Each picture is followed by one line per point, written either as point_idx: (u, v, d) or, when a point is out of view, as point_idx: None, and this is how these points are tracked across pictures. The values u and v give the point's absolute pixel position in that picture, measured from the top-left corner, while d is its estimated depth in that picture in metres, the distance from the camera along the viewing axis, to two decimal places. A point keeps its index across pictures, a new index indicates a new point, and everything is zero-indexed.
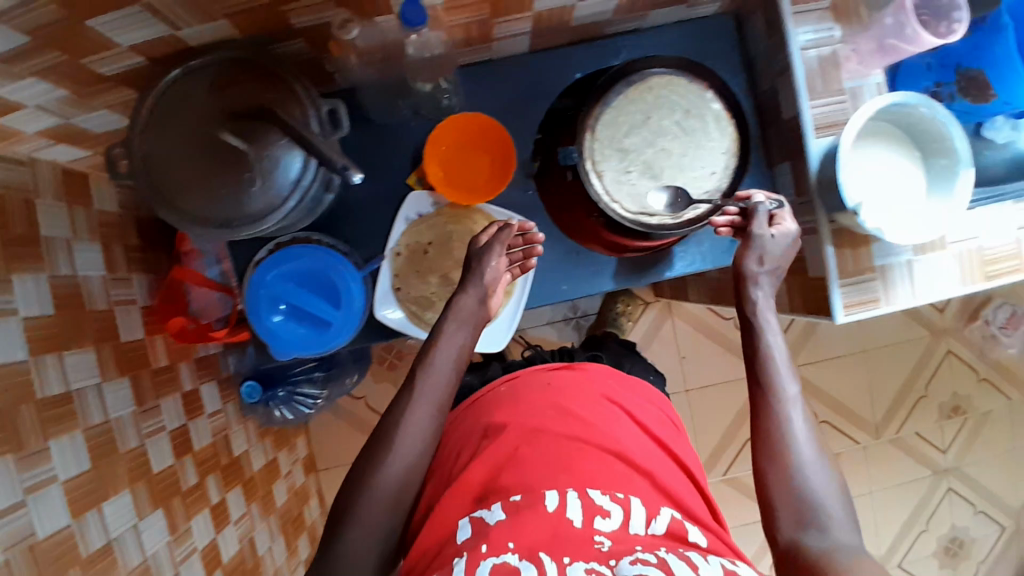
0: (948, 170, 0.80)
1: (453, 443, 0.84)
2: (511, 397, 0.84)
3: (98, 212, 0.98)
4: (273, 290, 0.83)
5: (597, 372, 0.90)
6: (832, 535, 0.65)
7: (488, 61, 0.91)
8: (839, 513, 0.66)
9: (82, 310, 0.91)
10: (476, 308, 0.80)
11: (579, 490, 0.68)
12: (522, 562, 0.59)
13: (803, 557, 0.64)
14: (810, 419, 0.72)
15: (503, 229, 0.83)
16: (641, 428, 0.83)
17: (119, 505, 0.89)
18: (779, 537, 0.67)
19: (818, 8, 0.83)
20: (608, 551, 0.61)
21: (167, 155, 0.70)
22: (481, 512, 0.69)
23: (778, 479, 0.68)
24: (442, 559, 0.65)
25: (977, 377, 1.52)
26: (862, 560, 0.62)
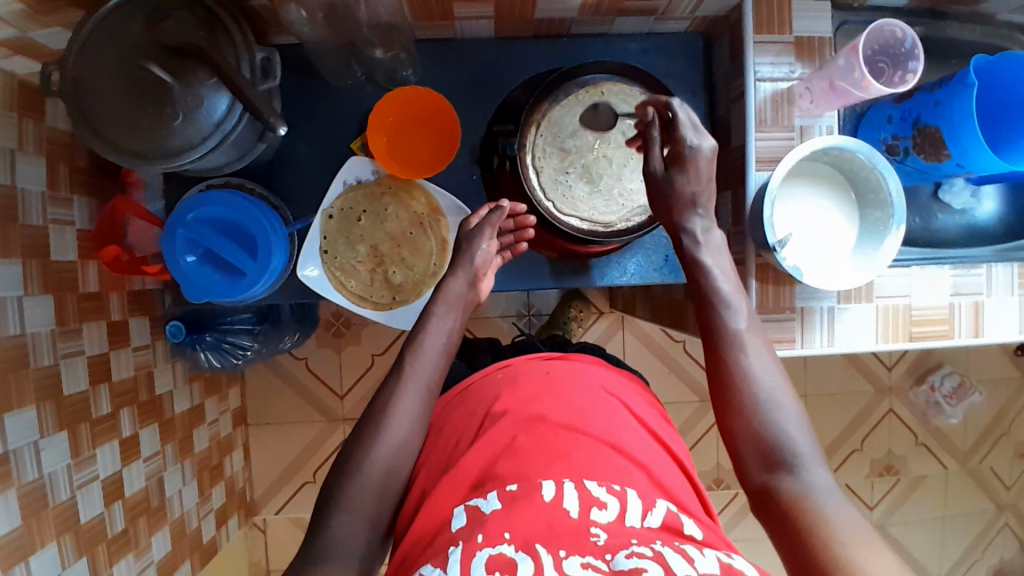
0: (880, 223, 0.80)
1: (449, 428, 0.78)
2: (508, 384, 0.79)
3: (50, 128, 0.98)
4: (191, 233, 0.81)
5: (591, 364, 0.85)
6: (806, 476, 0.65)
7: (451, 41, 0.91)
8: (811, 452, 0.67)
9: (13, 223, 0.90)
10: (465, 291, 0.84)
11: (576, 480, 0.65)
12: (518, 553, 0.58)
13: (778, 500, 0.64)
14: (788, 403, 0.70)
15: (492, 211, 0.85)
16: (639, 422, 0.79)
17: (22, 420, 0.90)
18: (757, 483, 0.67)
19: (780, 42, 0.84)
20: (604, 545, 0.60)
21: (93, 77, 0.70)
22: (476, 500, 0.66)
23: (749, 435, 0.69)
24: (434, 548, 0.63)
25: (915, 440, 1.51)
26: (836, 501, 0.63)
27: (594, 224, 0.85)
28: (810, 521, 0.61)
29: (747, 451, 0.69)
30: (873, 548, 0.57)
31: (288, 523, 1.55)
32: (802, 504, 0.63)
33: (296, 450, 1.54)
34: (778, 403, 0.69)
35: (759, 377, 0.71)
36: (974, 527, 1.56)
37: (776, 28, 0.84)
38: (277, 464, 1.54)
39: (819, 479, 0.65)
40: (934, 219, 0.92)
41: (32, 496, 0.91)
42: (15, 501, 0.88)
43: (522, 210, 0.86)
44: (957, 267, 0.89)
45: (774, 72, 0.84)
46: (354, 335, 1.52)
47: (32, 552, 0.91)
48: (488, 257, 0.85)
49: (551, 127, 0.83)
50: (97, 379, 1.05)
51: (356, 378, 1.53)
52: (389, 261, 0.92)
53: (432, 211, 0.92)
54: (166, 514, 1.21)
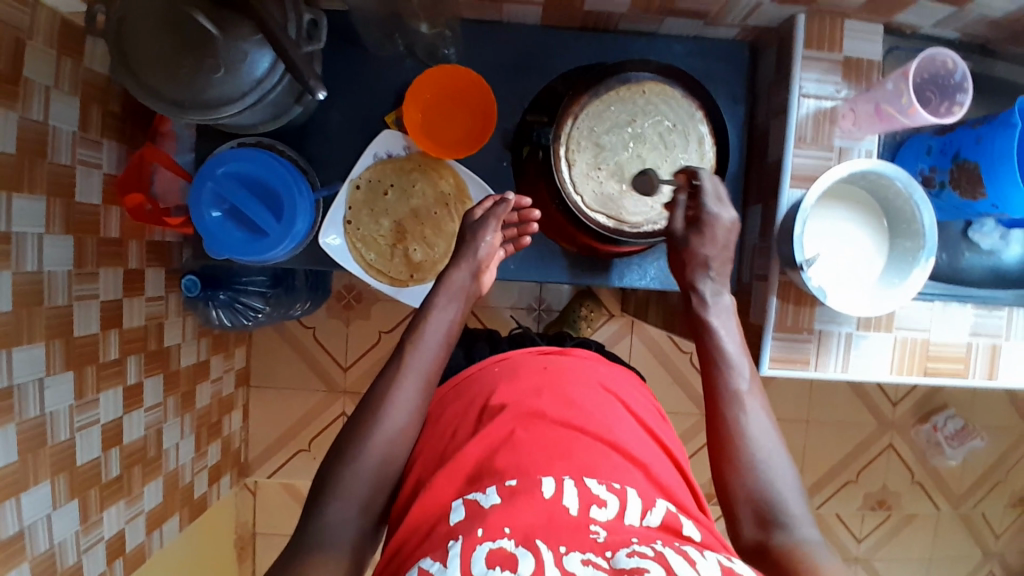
0: (910, 253, 0.79)
1: (445, 418, 0.78)
2: (507, 376, 0.78)
3: (87, 69, 0.98)
4: (218, 188, 0.82)
5: (589, 360, 0.85)
6: (800, 535, 0.64)
7: (496, 24, 0.91)
8: (803, 511, 0.66)
9: (42, 159, 0.91)
10: (467, 282, 0.84)
11: (577, 478, 0.65)
12: (518, 548, 0.57)
13: (773, 557, 0.63)
14: (780, 454, 0.70)
15: (498, 204, 0.86)
16: (636, 418, 0.79)
17: (30, 354, 0.90)
18: (752, 539, 0.66)
19: (829, 59, 0.83)
20: (603, 542, 0.59)
21: (138, 21, 0.70)
22: (475, 494, 0.65)
23: (746, 491, 0.68)
24: (433, 541, 0.61)
25: (911, 478, 1.50)
26: (834, 560, 0.62)
27: (624, 223, 0.84)
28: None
29: (740, 506, 0.68)
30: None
31: (278, 488, 1.56)
32: (800, 560, 0.61)
33: (294, 417, 1.55)
34: (777, 464, 0.69)
35: (755, 429, 0.71)
36: (959, 570, 1.55)
37: (825, 45, 0.82)
38: (274, 429, 1.55)
39: (812, 537, 0.64)
40: (961, 257, 0.90)
41: (32, 433, 0.92)
42: (13, 435, 0.88)
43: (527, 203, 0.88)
44: (979, 306, 0.88)
45: (820, 90, 0.83)
46: (363, 310, 1.52)
47: (26, 488, 0.91)
48: (493, 250, 0.86)
49: (588, 120, 0.83)
50: (109, 324, 1.06)
51: (361, 353, 1.53)
52: (411, 237, 0.92)
53: (459, 192, 0.92)
54: (162, 465, 1.22)
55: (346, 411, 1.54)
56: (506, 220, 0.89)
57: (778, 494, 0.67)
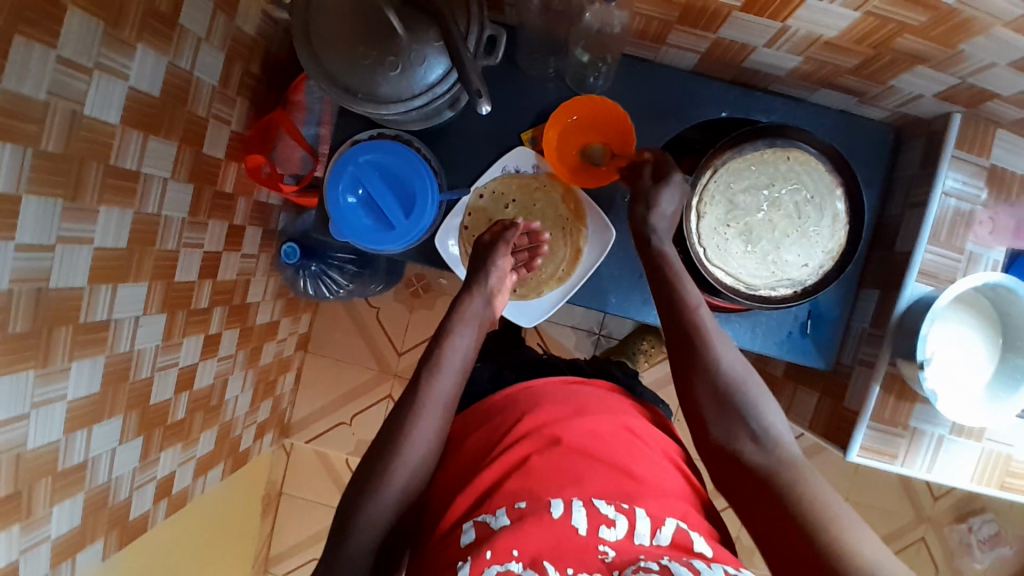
0: (1022, 370, 0.78)
1: (471, 440, 0.81)
2: (534, 402, 0.82)
3: (236, 27, 1.01)
4: (358, 173, 0.84)
5: (609, 391, 0.87)
6: (775, 447, 0.69)
7: (649, 61, 0.91)
8: (775, 417, 0.71)
9: (182, 107, 0.93)
10: (482, 309, 0.84)
11: (584, 500, 0.69)
12: (525, 571, 0.62)
13: (752, 471, 0.69)
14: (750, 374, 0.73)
15: (507, 229, 0.87)
16: (657, 448, 0.80)
17: (132, 292, 0.93)
18: (721, 443, 0.71)
19: (978, 164, 0.82)
20: (610, 563, 0.63)
21: (331, 7, 0.73)
22: (485, 516, 0.68)
23: (708, 393, 0.72)
24: (445, 560, 0.66)
25: (937, 574, 1.50)
26: (801, 459, 0.68)
27: (738, 283, 0.84)
28: (789, 494, 0.65)
29: (707, 412, 0.72)
30: (849, 516, 0.63)
31: (313, 455, 1.59)
32: (778, 478, 0.67)
33: (342, 389, 1.57)
34: (743, 372, 0.73)
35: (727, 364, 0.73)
36: None
37: (976, 148, 0.82)
38: (321, 397, 1.58)
39: (785, 444, 0.70)
40: None
41: (118, 366, 0.94)
42: (101, 366, 0.90)
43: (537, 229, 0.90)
44: None
45: (962, 192, 0.82)
46: (429, 300, 1.54)
47: (99, 420, 0.92)
48: (504, 274, 0.86)
49: (728, 175, 0.83)
50: (205, 274, 1.09)
51: (419, 341, 1.55)
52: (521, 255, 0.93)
53: (576, 219, 0.93)
54: (219, 415, 1.25)
55: (393, 395, 1.55)
56: (518, 243, 0.90)
57: (746, 400, 0.71)
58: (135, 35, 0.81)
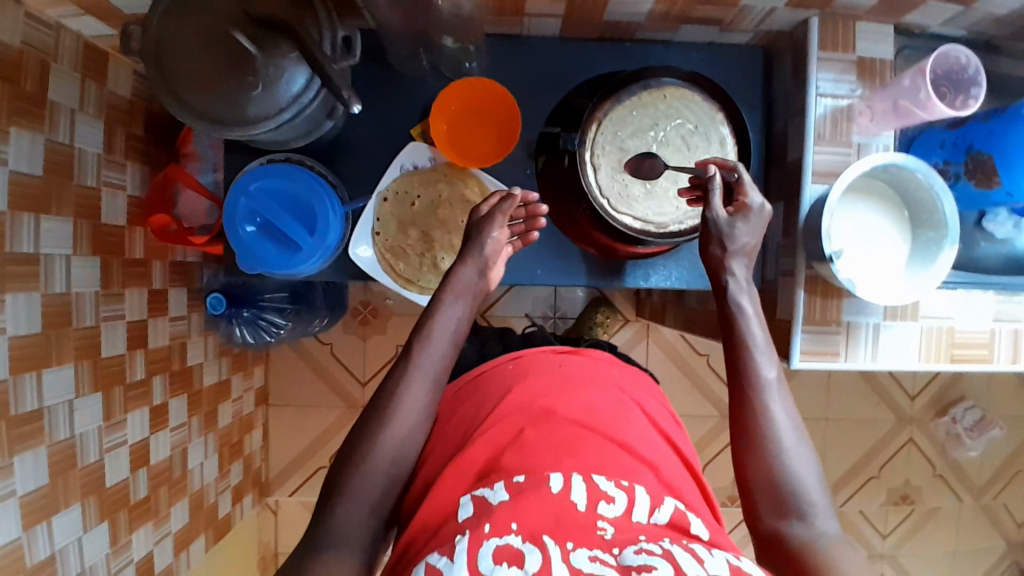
0: (933, 243, 0.81)
1: (457, 416, 0.82)
2: (518, 376, 0.81)
3: (110, 92, 1.00)
4: (252, 203, 0.83)
5: (604, 361, 0.88)
6: (815, 522, 0.68)
7: (518, 36, 0.93)
8: (823, 505, 0.69)
9: (70, 181, 0.91)
10: (475, 281, 0.84)
11: (584, 474, 0.67)
12: (525, 544, 0.59)
13: (789, 554, 0.66)
14: (794, 423, 0.72)
15: (504, 200, 0.85)
16: (648, 418, 0.81)
17: (60, 377, 0.90)
18: (767, 526, 0.69)
19: (844, 60, 0.85)
20: (610, 539, 0.61)
21: (180, 41, 0.72)
22: (483, 490, 0.67)
23: (763, 473, 0.70)
24: (441, 538, 0.64)
25: (933, 471, 1.51)
26: (849, 551, 0.65)
27: (652, 224, 0.86)
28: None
29: (757, 490, 0.70)
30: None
31: (300, 507, 1.54)
32: (816, 559, 0.64)
33: (313, 434, 1.55)
34: (795, 450, 0.71)
35: (775, 410, 0.72)
36: (985, 563, 1.56)
37: (840, 47, 0.85)
38: (294, 447, 1.54)
39: (831, 532, 0.67)
40: (976, 247, 0.92)
41: (63, 454, 0.91)
42: (44, 458, 0.87)
43: (533, 199, 0.87)
44: (1000, 293, 0.90)
45: (836, 90, 0.85)
46: (380, 324, 1.53)
47: (57, 512, 0.89)
48: (498, 246, 0.85)
49: (611, 125, 0.85)
50: (135, 345, 1.06)
51: (379, 367, 1.53)
52: (438, 247, 0.92)
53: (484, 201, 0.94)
54: (187, 486, 1.21)
55: None
56: (512, 214, 0.89)
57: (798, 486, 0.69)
58: (3, 119, 0.80)
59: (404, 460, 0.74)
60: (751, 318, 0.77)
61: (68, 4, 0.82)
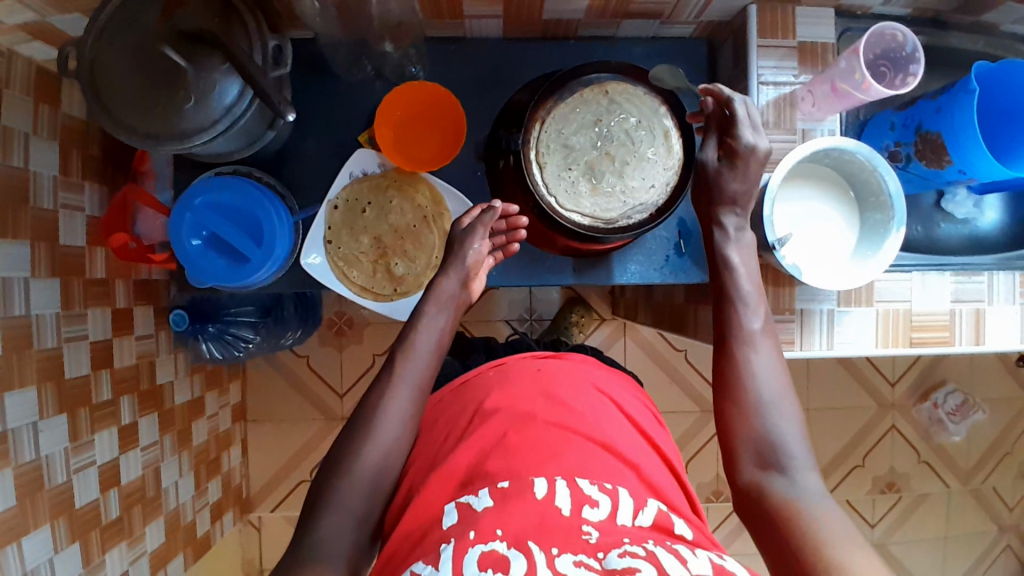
0: (881, 225, 0.80)
1: (441, 423, 0.79)
2: (500, 381, 0.79)
3: (65, 115, 0.97)
4: (199, 217, 0.84)
5: (585, 364, 0.85)
6: (800, 478, 0.66)
7: (461, 39, 0.94)
8: (804, 458, 0.67)
9: (24, 205, 0.90)
10: (457, 291, 0.85)
11: (568, 478, 0.65)
12: (510, 550, 0.57)
13: (767, 509, 0.64)
14: (779, 375, 0.72)
15: (485, 212, 0.87)
16: (629, 420, 0.79)
17: (23, 400, 0.88)
18: (748, 481, 0.68)
19: (784, 46, 0.85)
20: (596, 543, 0.59)
21: (110, 63, 0.73)
22: (469, 496, 0.66)
23: (744, 425, 0.69)
24: (426, 546, 0.62)
25: (918, 458, 1.50)
26: (830, 510, 0.63)
27: (601, 220, 0.86)
28: (799, 531, 0.60)
29: (740, 442, 0.69)
30: (852, 551, 0.58)
31: (284, 521, 1.54)
32: (794, 514, 0.62)
33: (294, 447, 1.55)
34: (780, 403, 0.70)
35: (756, 363, 0.73)
36: (977, 547, 1.54)
37: (779, 33, 0.85)
38: (276, 459, 1.54)
39: (812, 490, 0.65)
40: (936, 228, 0.92)
41: (29, 477, 0.89)
42: (10, 480, 0.86)
43: (514, 211, 0.90)
44: (958, 273, 0.89)
45: (778, 78, 0.85)
46: (355, 334, 1.53)
47: (27, 533, 0.89)
48: (481, 257, 0.86)
49: (554, 123, 0.84)
50: (99, 364, 1.04)
51: (357, 377, 1.53)
52: (392, 253, 0.93)
53: (436, 205, 0.94)
54: (162, 505, 1.19)
55: None
56: (494, 227, 0.91)
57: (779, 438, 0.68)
58: None
59: (365, 468, 0.71)
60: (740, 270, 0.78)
61: (11, 28, 0.82)
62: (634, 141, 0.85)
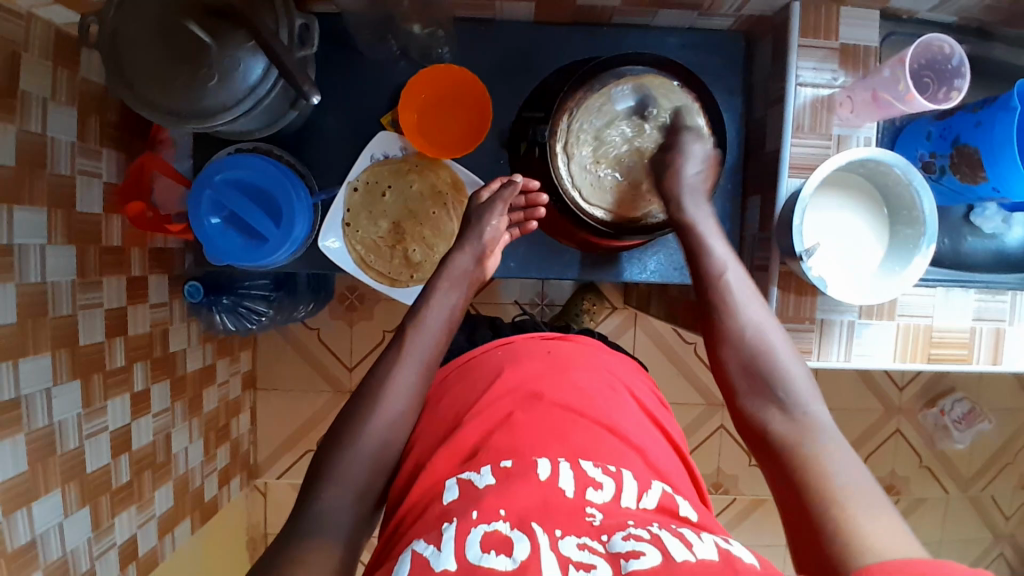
0: (911, 240, 0.80)
1: (448, 399, 0.74)
2: (508, 361, 0.75)
3: (84, 79, 0.93)
4: (217, 195, 0.83)
5: (593, 346, 0.81)
6: (802, 415, 0.66)
7: (491, 21, 0.91)
8: (807, 392, 0.67)
9: (41, 171, 0.86)
10: (471, 267, 0.83)
11: (571, 460, 0.62)
12: (513, 531, 0.54)
13: (773, 441, 0.65)
14: (768, 314, 0.73)
15: (505, 186, 0.85)
16: (638, 405, 0.75)
17: (37, 365, 0.87)
18: (751, 416, 0.69)
19: (825, 48, 0.82)
20: (599, 525, 0.56)
21: (132, 34, 0.71)
22: (469, 474, 0.62)
23: (737, 362, 0.71)
24: (426, 522, 0.58)
25: (919, 462, 1.51)
26: (836, 438, 0.63)
27: (620, 210, 0.86)
28: (803, 466, 0.61)
29: (736, 377, 0.71)
30: (857, 481, 0.58)
31: (290, 488, 1.56)
32: (797, 447, 0.63)
33: (301, 418, 1.56)
34: (772, 334, 0.72)
35: (744, 308, 0.73)
36: (972, 553, 1.55)
37: (821, 33, 0.82)
38: (284, 429, 1.56)
39: (816, 416, 0.65)
40: (963, 242, 0.90)
41: (41, 442, 0.88)
42: (23, 446, 0.85)
43: (535, 186, 0.87)
44: (982, 291, 0.88)
45: (816, 79, 0.82)
46: (366, 309, 1.53)
47: (37, 497, 0.88)
48: (497, 235, 0.85)
49: (582, 118, 0.84)
50: (114, 332, 1.02)
51: (366, 352, 1.54)
52: (410, 238, 0.93)
53: (455, 190, 0.93)
54: (171, 470, 1.20)
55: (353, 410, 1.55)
56: (513, 204, 0.88)
57: (779, 371, 0.69)
58: None
59: (385, 460, 0.70)
60: (704, 231, 0.79)
61: None
62: (680, 129, 0.85)
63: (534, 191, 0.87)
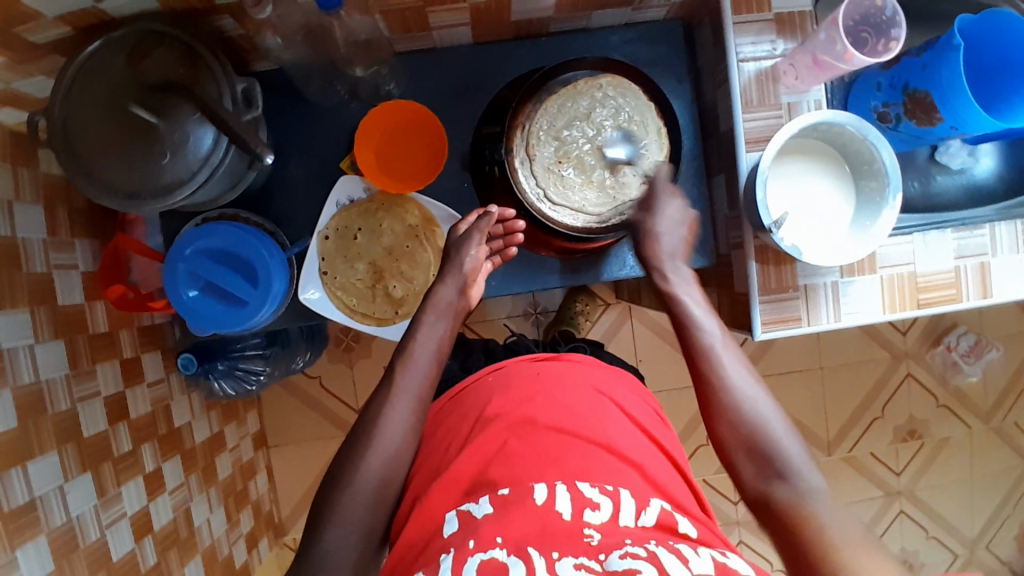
0: (876, 193, 0.81)
1: (442, 432, 0.75)
2: (500, 386, 0.75)
3: (44, 174, 0.93)
4: (191, 266, 0.83)
5: (584, 363, 0.81)
6: (800, 481, 0.69)
7: (433, 50, 0.92)
8: (800, 458, 0.70)
9: (18, 272, 0.86)
10: (455, 298, 0.83)
11: (568, 482, 0.62)
12: (510, 557, 0.54)
13: (775, 507, 0.68)
14: (755, 378, 0.76)
15: (481, 218, 0.86)
16: (634, 422, 0.75)
17: (45, 466, 0.87)
18: (754, 487, 0.71)
19: (761, 19, 0.83)
20: (598, 545, 0.56)
21: (81, 126, 0.72)
22: (469, 504, 0.63)
23: (738, 437, 0.73)
24: (427, 555, 0.59)
25: (936, 403, 1.51)
26: (833, 504, 0.66)
27: (617, 203, 0.86)
28: (809, 530, 0.64)
29: (734, 448, 0.73)
30: (862, 549, 0.61)
31: None
32: (800, 511, 0.66)
33: (316, 468, 1.56)
34: (763, 405, 0.74)
35: (736, 373, 0.76)
36: (1003, 484, 1.55)
37: (754, 6, 0.83)
38: (301, 481, 1.56)
39: (811, 482, 0.69)
40: (932, 182, 0.92)
41: (63, 539, 0.88)
42: (45, 546, 0.85)
43: (510, 214, 0.88)
44: (959, 230, 0.88)
45: (757, 52, 0.83)
46: (364, 348, 1.54)
47: None
48: (478, 264, 0.85)
49: (536, 127, 0.84)
50: (116, 417, 1.02)
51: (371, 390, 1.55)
52: (389, 274, 0.93)
53: (426, 222, 0.93)
54: (197, 543, 1.19)
55: None
56: (492, 232, 0.88)
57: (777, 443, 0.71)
58: None
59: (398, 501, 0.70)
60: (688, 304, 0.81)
61: None
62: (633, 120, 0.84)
63: (507, 216, 0.87)
